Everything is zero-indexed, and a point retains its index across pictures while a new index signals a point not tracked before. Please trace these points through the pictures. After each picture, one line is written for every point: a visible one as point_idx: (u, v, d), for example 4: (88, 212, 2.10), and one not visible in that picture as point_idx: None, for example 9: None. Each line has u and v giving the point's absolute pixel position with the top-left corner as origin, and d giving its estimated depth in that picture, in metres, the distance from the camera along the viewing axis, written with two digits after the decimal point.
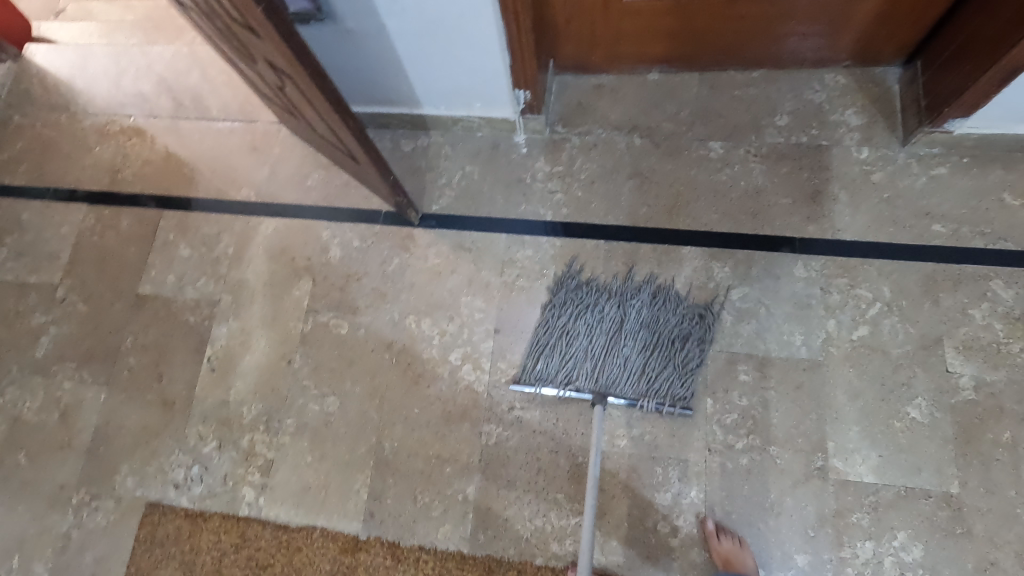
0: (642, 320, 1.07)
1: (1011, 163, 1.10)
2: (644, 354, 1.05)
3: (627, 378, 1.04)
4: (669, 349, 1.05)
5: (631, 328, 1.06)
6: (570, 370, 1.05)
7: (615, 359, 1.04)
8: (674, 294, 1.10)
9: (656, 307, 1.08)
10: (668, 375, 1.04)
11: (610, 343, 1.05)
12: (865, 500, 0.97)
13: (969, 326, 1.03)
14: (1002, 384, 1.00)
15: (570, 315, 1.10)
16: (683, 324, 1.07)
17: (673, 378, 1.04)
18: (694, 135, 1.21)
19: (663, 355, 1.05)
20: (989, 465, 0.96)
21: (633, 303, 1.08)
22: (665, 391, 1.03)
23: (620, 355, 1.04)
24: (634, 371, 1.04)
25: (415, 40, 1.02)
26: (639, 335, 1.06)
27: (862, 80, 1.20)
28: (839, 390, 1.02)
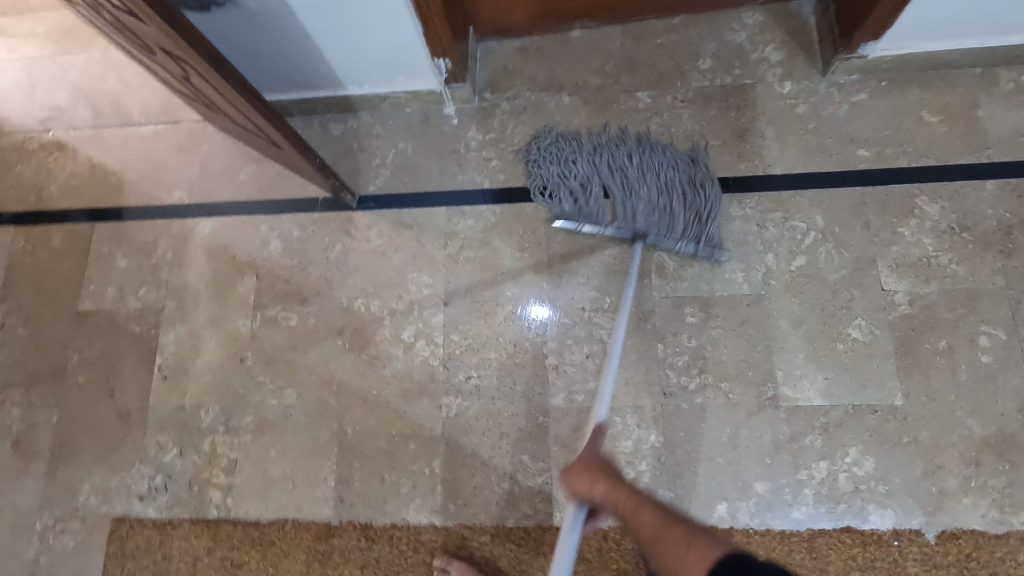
0: (642, 163, 1.09)
1: (927, 81, 1.13)
2: (661, 193, 1.07)
3: (654, 218, 1.06)
4: (680, 188, 1.07)
5: (639, 170, 1.08)
6: (598, 210, 1.08)
7: (637, 202, 1.06)
8: (664, 154, 1.10)
9: (654, 152, 1.10)
10: (691, 214, 1.06)
11: (626, 193, 1.07)
12: (816, 422, 1.00)
13: (900, 244, 1.06)
14: (935, 296, 1.03)
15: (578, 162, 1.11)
16: (682, 162, 1.10)
17: (697, 207, 1.06)
18: (622, 87, 1.21)
19: (679, 195, 1.07)
20: (929, 374, 1.00)
21: (631, 154, 1.11)
22: (694, 228, 1.06)
23: (640, 202, 1.06)
24: (656, 211, 1.06)
25: (319, 14, 0.99)
26: (646, 176, 1.08)
27: (779, 16, 1.21)
28: (783, 320, 1.05)
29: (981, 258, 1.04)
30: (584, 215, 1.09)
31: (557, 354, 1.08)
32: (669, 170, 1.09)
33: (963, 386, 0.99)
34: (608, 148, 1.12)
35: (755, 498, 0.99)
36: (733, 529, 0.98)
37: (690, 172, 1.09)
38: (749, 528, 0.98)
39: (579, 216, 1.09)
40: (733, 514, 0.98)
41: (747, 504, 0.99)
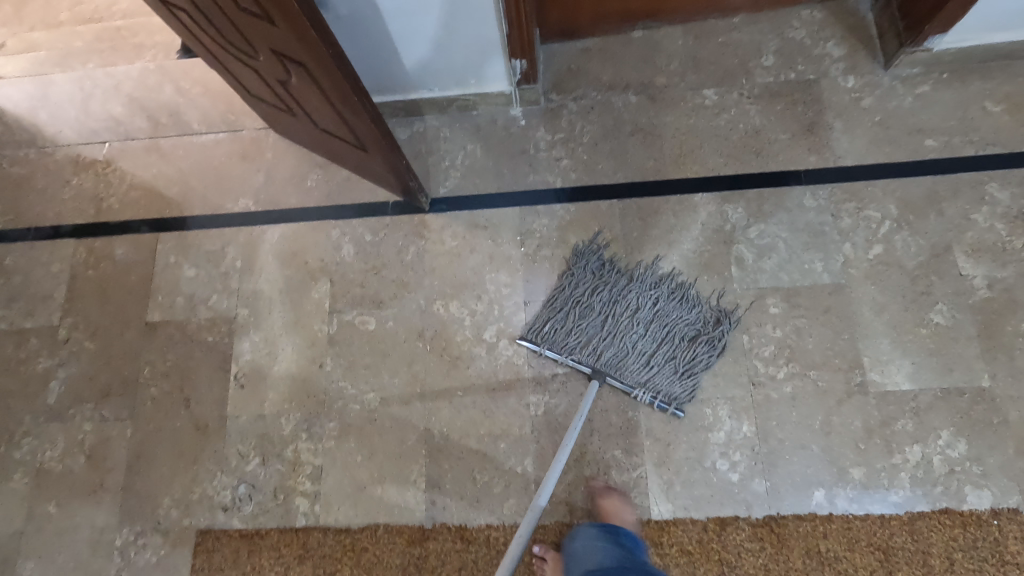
0: (657, 312, 1.08)
1: (988, 72, 1.16)
2: (653, 344, 1.06)
3: (630, 362, 1.05)
4: (676, 344, 1.06)
5: (649, 317, 1.08)
6: (574, 340, 1.07)
7: (620, 345, 1.06)
8: (685, 305, 1.09)
9: (676, 305, 1.08)
10: (672, 370, 1.05)
11: (615, 333, 1.07)
12: (906, 406, 1.02)
13: (974, 230, 1.09)
14: (1012, 279, 1.06)
15: (589, 289, 1.11)
16: (701, 319, 1.08)
17: (678, 370, 1.05)
18: (687, 85, 1.23)
19: (670, 348, 1.06)
20: (1013, 355, 1.02)
21: (655, 297, 1.09)
22: (664, 387, 1.04)
23: (626, 344, 1.06)
24: (635, 358, 1.05)
25: (407, 17, 1.00)
26: (651, 326, 1.07)
27: (837, 12, 1.24)
28: (865, 307, 1.07)
29: None
30: (557, 342, 1.08)
31: None
32: (677, 322, 1.08)
33: None
34: (637, 285, 1.10)
35: (852, 482, 1.00)
36: (833, 515, 0.99)
37: (700, 330, 1.07)
38: (848, 513, 0.98)
39: (553, 339, 1.08)
40: (831, 500, 0.99)
41: (844, 490, 1.00)
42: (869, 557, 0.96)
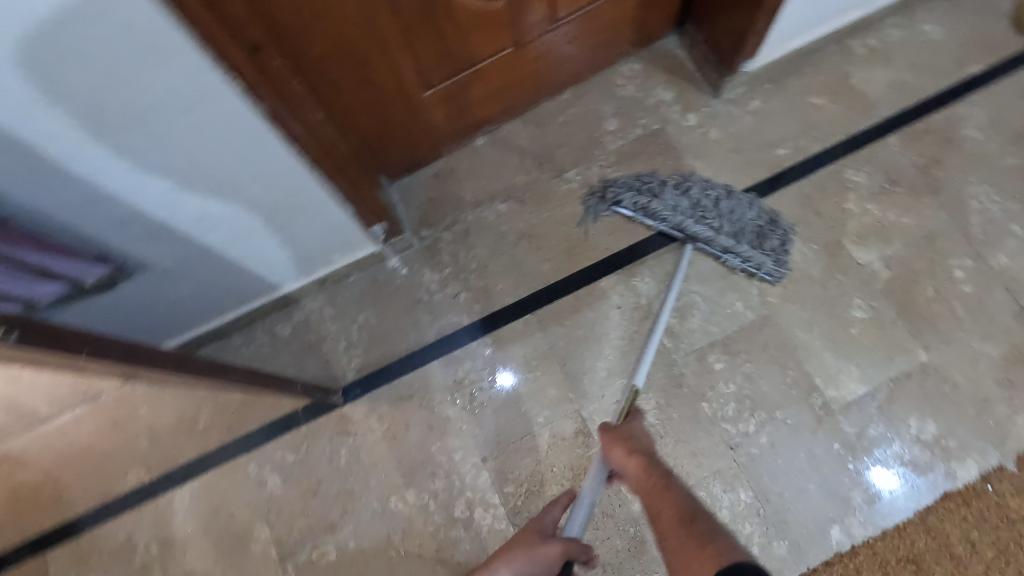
0: (726, 206, 1.08)
1: (801, 70, 1.23)
2: (732, 228, 1.06)
3: (719, 235, 1.06)
4: (750, 226, 1.08)
5: (721, 200, 1.08)
6: (666, 206, 1.08)
7: (708, 219, 1.06)
8: (749, 198, 1.09)
9: (737, 201, 1.08)
10: (756, 247, 1.07)
11: (700, 210, 1.07)
12: (871, 410, 1.03)
13: (852, 219, 1.14)
14: (903, 252, 1.11)
15: (655, 186, 1.11)
16: (763, 216, 1.09)
17: (761, 241, 1.07)
18: (549, 174, 1.21)
19: (746, 235, 1.07)
20: (936, 322, 1.07)
21: (714, 196, 1.08)
22: (753, 257, 1.06)
23: (711, 222, 1.06)
24: (722, 231, 1.06)
25: (244, 239, 0.88)
26: (726, 215, 1.07)
27: (653, 58, 1.27)
28: (796, 328, 1.08)
29: (921, 204, 1.14)
30: (649, 210, 1.09)
31: None
32: (745, 215, 1.08)
33: (966, 320, 1.07)
34: (695, 183, 1.10)
35: (859, 508, 0.99)
36: (857, 548, 0.97)
37: (765, 224, 1.09)
38: (869, 539, 0.98)
39: (645, 207, 1.09)
40: (849, 533, 0.98)
41: (855, 518, 0.99)
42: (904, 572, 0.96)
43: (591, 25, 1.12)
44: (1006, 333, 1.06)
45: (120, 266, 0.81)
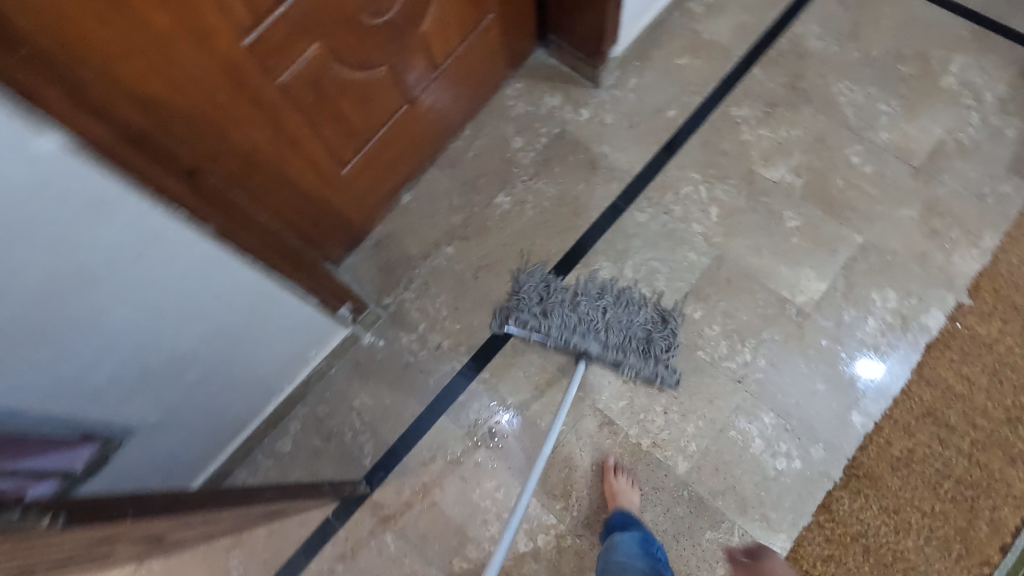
0: (611, 315, 1.12)
1: (659, 40, 1.36)
2: (618, 334, 1.09)
3: (604, 348, 1.08)
4: (638, 342, 1.10)
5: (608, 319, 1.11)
6: (551, 325, 1.11)
7: (593, 334, 1.09)
8: (637, 302, 1.14)
9: (625, 306, 1.13)
10: (643, 356, 1.08)
11: (585, 322, 1.10)
12: (838, 300, 1.13)
13: (753, 147, 1.26)
14: (805, 159, 1.23)
15: (545, 302, 1.14)
16: (650, 321, 1.13)
17: (651, 355, 1.09)
18: (480, 206, 1.27)
19: (634, 340, 1.10)
20: (856, 206, 1.19)
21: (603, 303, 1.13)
22: (644, 368, 1.08)
23: (595, 336, 1.09)
24: (607, 346, 1.08)
25: (223, 365, 0.87)
26: (609, 325, 1.10)
27: (530, 74, 1.37)
28: (747, 256, 1.17)
29: (801, 115, 1.27)
30: (541, 322, 1.12)
31: (645, 433, 1.08)
32: (632, 319, 1.12)
33: (879, 195, 1.19)
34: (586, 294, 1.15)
35: (867, 386, 1.07)
36: (880, 423, 1.04)
37: (654, 323, 1.13)
38: (886, 411, 1.05)
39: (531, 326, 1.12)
40: (868, 413, 1.05)
41: (867, 398, 1.06)
42: (929, 428, 1.03)
43: (466, 64, 1.20)
44: (914, 193, 1.18)
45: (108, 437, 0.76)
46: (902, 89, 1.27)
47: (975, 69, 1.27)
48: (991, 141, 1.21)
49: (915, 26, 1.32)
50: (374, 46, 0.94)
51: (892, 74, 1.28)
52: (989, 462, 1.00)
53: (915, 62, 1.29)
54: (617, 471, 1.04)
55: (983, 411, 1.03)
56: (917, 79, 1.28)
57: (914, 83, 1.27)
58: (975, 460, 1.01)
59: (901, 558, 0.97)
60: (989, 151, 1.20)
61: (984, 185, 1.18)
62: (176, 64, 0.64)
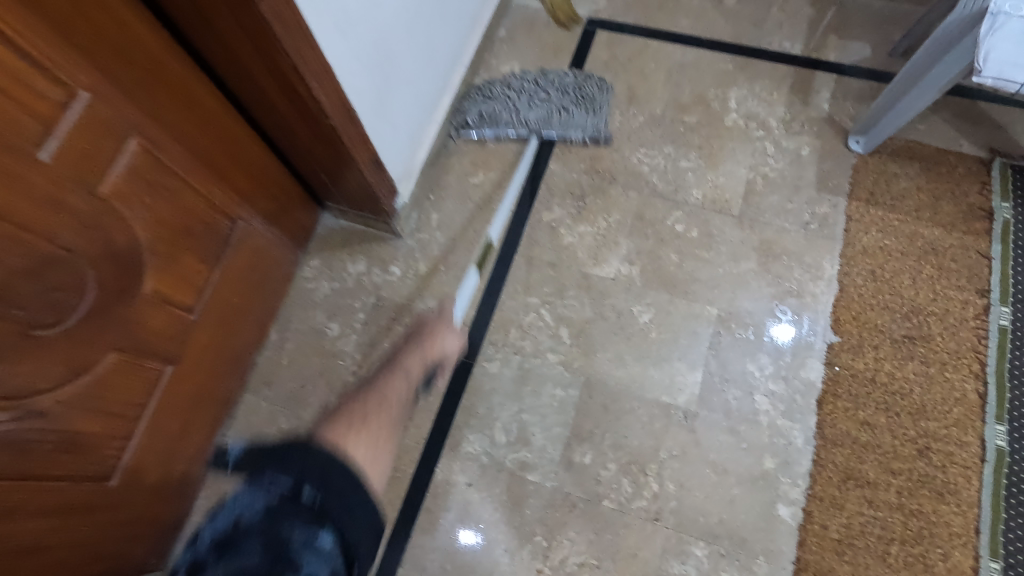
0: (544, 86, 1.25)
1: (446, 163, 1.26)
2: (555, 105, 1.23)
3: (556, 94, 1.25)
4: (575, 97, 1.25)
5: (544, 91, 1.25)
6: (500, 110, 1.23)
7: (538, 101, 1.24)
8: (560, 76, 1.27)
9: (554, 77, 1.27)
10: (585, 111, 1.24)
11: (533, 89, 1.25)
12: (717, 384, 1.04)
13: (578, 248, 1.17)
14: (632, 242, 1.16)
15: (485, 103, 1.25)
16: (577, 80, 1.27)
17: (591, 91, 1.26)
18: (313, 421, 1.08)
19: (572, 99, 1.25)
20: (697, 276, 1.12)
21: (533, 83, 1.26)
22: (583, 123, 1.23)
23: (547, 91, 1.25)
24: (554, 111, 1.23)
25: None
26: (550, 91, 1.25)
27: (321, 246, 1.21)
28: (614, 371, 1.07)
29: (613, 197, 1.20)
30: (492, 118, 1.24)
31: None
32: (560, 90, 1.25)
33: (714, 256, 1.14)
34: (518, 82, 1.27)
35: (780, 341, 1.06)
36: (808, 508, 0.95)
37: (576, 98, 1.25)
38: (808, 492, 0.96)
39: (485, 118, 1.24)
40: (792, 502, 0.96)
41: (785, 485, 0.97)
42: (854, 492, 0.95)
43: (235, 281, 1.01)
44: (745, 243, 1.14)
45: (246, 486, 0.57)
46: (695, 140, 1.24)
47: (751, 99, 1.27)
48: (793, 165, 1.20)
49: (683, 73, 1.31)
50: (76, 351, 0.73)
51: (680, 128, 1.25)
52: (923, 506, 0.94)
53: (696, 109, 1.27)
54: None
55: (894, 452, 0.97)
56: (705, 125, 1.25)
57: (703, 130, 1.25)
58: (908, 511, 0.94)
59: None
60: (795, 176, 1.19)
61: (803, 213, 1.15)
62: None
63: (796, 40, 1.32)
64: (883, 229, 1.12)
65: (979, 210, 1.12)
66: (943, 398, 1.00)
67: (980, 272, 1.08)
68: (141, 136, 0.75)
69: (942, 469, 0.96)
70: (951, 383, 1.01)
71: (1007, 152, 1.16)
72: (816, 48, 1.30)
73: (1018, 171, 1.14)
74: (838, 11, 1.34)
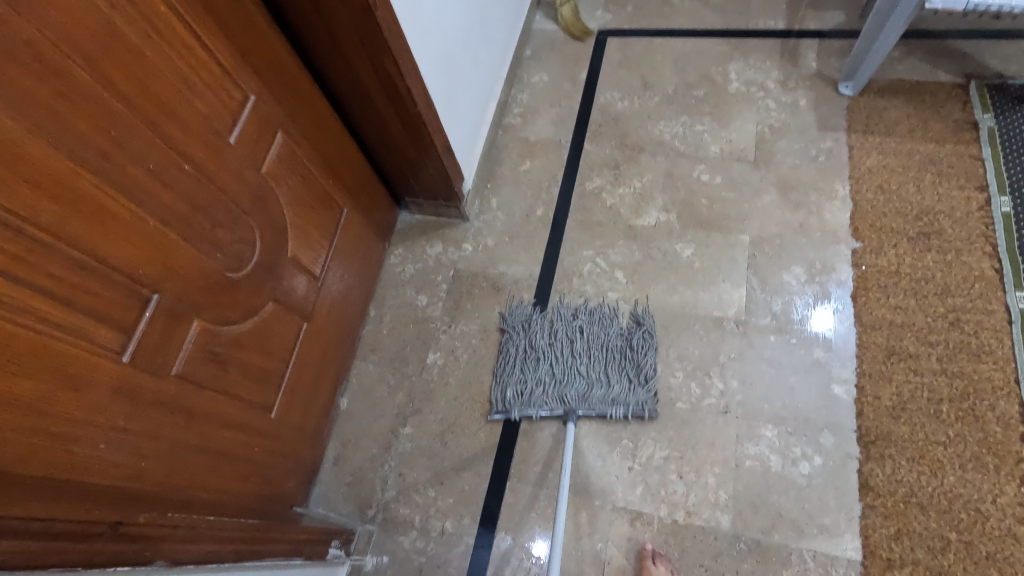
0: (587, 341, 1.18)
1: (497, 159, 1.49)
2: (598, 374, 1.14)
3: (596, 381, 1.13)
4: (618, 357, 1.16)
5: (587, 341, 1.18)
6: (540, 374, 1.16)
7: (579, 373, 1.15)
8: (603, 337, 1.19)
9: (598, 325, 1.20)
10: (632, 381, 1.13)
11: (573, 362, 1.16)
12: (760, 296, 1.19)
13: (620, 207, 1.36)
14: (666, 195, 1.35)
15: (527, 360, 1.19)
16: (622, 338, 1.18)
17: (631, 387, 1.12)
18: (416, 374, 1.26)
19: (616, 364, 1.15)
20: (727, 213, 1.30)
21: (576, 352, 1.17)
22: (624, 397, 1.11)
23: (591, 357, 1.16)
24: (595, 383, 1.13)
25: None
26: (592, 350, 1.17)
27: (402, 237, 1.43)
28: (668, 299, 1.23)
29: (643, 164, 1.41)
30: (527, 397, 1.15)
31: (672, 507, 1.05)
32: (606, 341, 1.18)
33: (739, 196, 1.32)
34: (563, 327, 1.22)
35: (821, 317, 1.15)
36: (860, 384, 1.08)
37: (622, 354, 1.16)
38: (857, 371, 1.09)
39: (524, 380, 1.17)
40: (844, 381, 1.09)
41: (836, 368, 1.10)
42: (899, 365, 1.08)
43: (342, 260, 1.23)
44: (764, 181, 1.32)
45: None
46: (705, 108, 1.45)
47: (749, 69, 1.48)
48: (794, 115, 1.39)
49: (686, 59, 1.54)
50: (252, 294, 0.95)
51: (691, 101, 1.47)
52: (963, 368, 1.05)
53: (703, 85, 1.49)
54: (655, 558, 1.00)
55: (928, 327, 1.10)
56: (712, 96, 1.47)
57: (711, 100, 1.46)
58: (951, 373, 1.05)
59: (956, 496, 0.97)
60: (798, 123, 1.38)
61: (810, 150, 1.34)
62: (67, 424, 0.65)
63: (779, 18, 1.55)
64: (882, 151, 1.29)
65: (965, 123, 1.29)
66: (963, 277, 1.13)
67: (975, 171, 1.23)
68: (284, 132, 1.00)
69: (975, 334, 1.08)
70: (968, 264, 1.14)
71: (980, 75, 1.34)
72: (796, 22, 1.53)
73: (993, 87, 1.31)
74: None
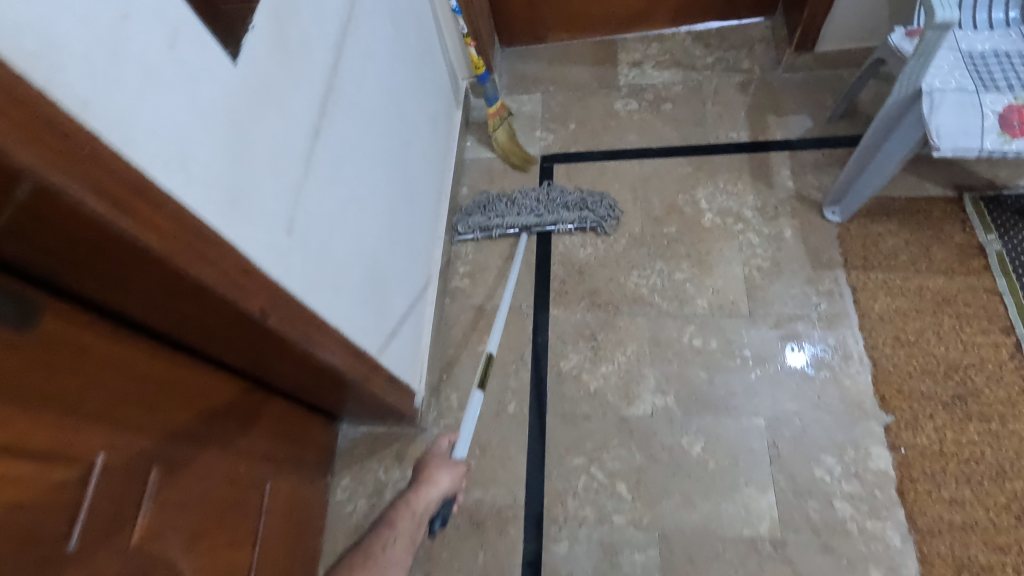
0: (544, 195, 1.33)
1: (449, 340, 1.24)
2: (551, 206, 1.31)
3: (550, 215, 1.30)
4: (571, 207, 1.31)
5: (544, 199, 1.32)
6: (500, 212, 1.32)
7: (534, 209, 1.31)
8: (559, 189, 1.33)
9: (556, 188, 1.34)
10: (581, 210, 1.30)
11: (530, 207, 1.31)
12: (793, 500, 1.00)
13: (606, 392, 1.14)
14: (657, 371, 1.14)
15: (489, 208, 1.33)
16: (576, 195, 1.32)
17: (590, 207, 1.31)
18: None
19: (569, 206, 1.31)
20: (732, 389, 1.10)
21: (532, 195, 1.33)
22: (573, 218, 1.30)
23: (546, 208, 1.31)
24: (548, 215, 1.30)
25: None
26: (548, 196, 1.33)
27: (348, 462, 1.16)
28: (685, 515, 1.02)
29: (623, 329, 1.19)
30: (488, 224, 1.32)
31: None
32: (561, 197, 1.32)
33: (742, 363, 1.12)
34: (522, 194, 1.34)
35: (863, 513, 0.97)
36: None
37: (575, 203, 1.31)
38: None
39: (485, 223, 1.32)
40: None
41: None
42: None
43: (274, 549, 0.94)
44: (765, 341, 1.13)
45: (442, 499, 0.94)
46: (681, 250, 1.25)
47: (720, 194, 1.30)
48: (783, 250, 1.22)
49: (648, 186, 1.34)
50: None
51: (663, 240, 1.27)
52: None
53: (672, 218, 1.29)
54: None
55: (993, 526, 0.93)
56: (685, 232, 1.27)
57: (686, 237, 1.27)
58: None
59: None
60: (788, 260, 1.20)
61: (809, 295, 1.16)
62: None
63: (741, 128, 1.38)
64: (890, 292, 1.13)
65: (970, 248, 1.15)
66: (1016, 453, 0.98)
67: (996, 310, 1.09)
68: (161, 460, 0.71)
69: None
70: (1018, 435, 0.99)
71: (971, 186, 1.21)
72: (762, 132, 1.36)
73: (988, 200, 1.19)
74: (769, 92, 1.42)
